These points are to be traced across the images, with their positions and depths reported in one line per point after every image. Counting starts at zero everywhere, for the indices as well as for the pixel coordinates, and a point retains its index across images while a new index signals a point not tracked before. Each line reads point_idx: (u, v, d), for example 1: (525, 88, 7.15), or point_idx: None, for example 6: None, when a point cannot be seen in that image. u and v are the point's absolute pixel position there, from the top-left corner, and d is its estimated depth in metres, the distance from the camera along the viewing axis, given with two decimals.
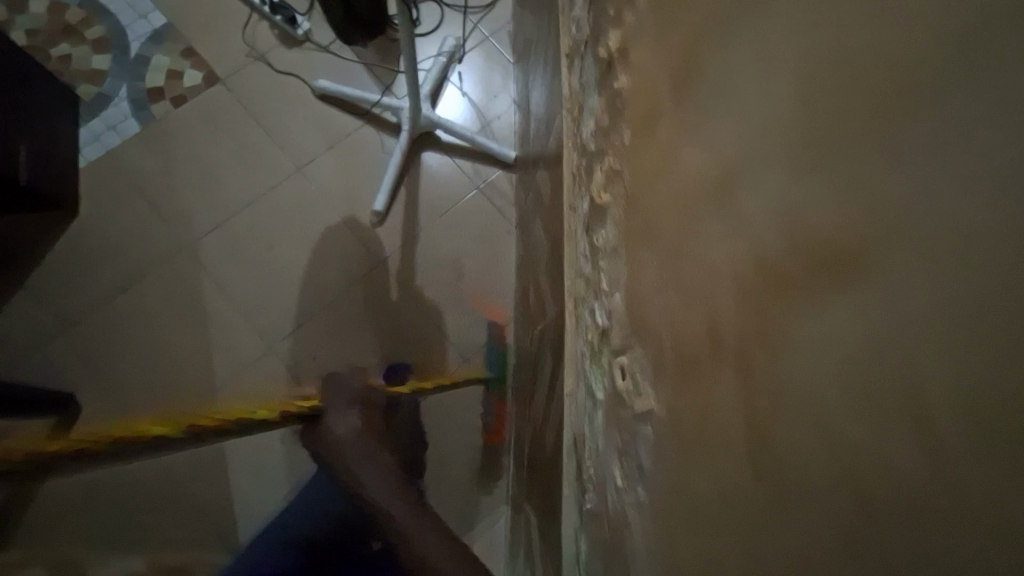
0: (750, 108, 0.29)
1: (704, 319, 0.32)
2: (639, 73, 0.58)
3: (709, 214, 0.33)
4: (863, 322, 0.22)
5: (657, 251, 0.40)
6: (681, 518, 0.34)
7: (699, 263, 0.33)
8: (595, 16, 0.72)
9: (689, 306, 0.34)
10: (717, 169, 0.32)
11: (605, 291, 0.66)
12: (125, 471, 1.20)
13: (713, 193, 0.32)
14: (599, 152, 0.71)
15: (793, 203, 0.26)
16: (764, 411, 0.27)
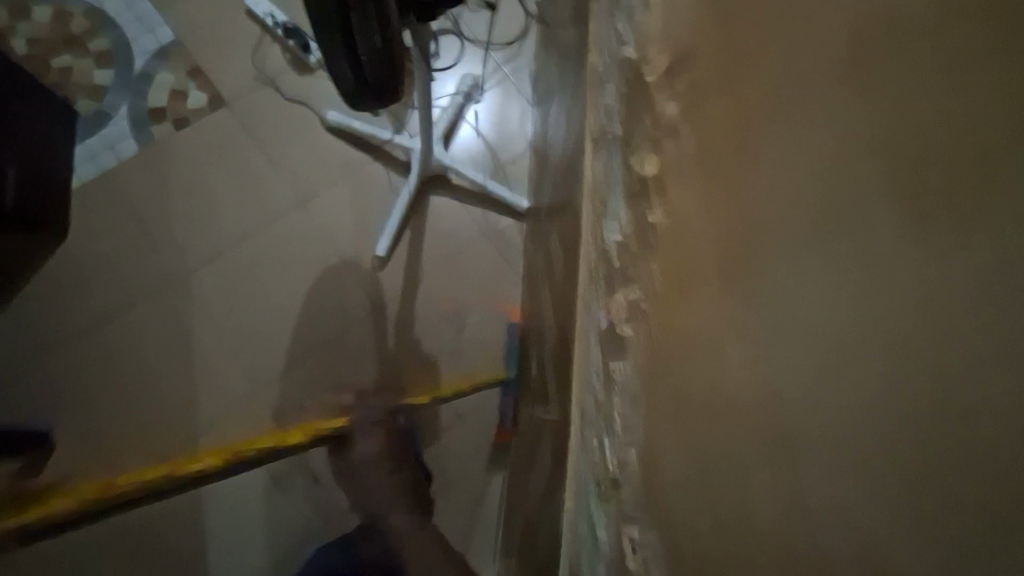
0: (834, 176, 0.31)
1: (765, 362, 0.37)
2: (677, 216, 0.52)
3: (781, 265, 0.37)
4: (893, 397, 0.27)
5: (727, 277, 0.43)
6: (701, 503, 0.42)
7: (767, 308, 0.38)
8: (630, 121, 0.66)
9: (753, 343, 0.39)
10: (798, 222, 0.35)
11: (619, 432, 0.61)
12: (93, 521, 1.14)
13: (786, 248, 0.36)
14: (624, 270, 0.65)
15: (859, 278, 0.29)
16: (805, 437, 0.32)
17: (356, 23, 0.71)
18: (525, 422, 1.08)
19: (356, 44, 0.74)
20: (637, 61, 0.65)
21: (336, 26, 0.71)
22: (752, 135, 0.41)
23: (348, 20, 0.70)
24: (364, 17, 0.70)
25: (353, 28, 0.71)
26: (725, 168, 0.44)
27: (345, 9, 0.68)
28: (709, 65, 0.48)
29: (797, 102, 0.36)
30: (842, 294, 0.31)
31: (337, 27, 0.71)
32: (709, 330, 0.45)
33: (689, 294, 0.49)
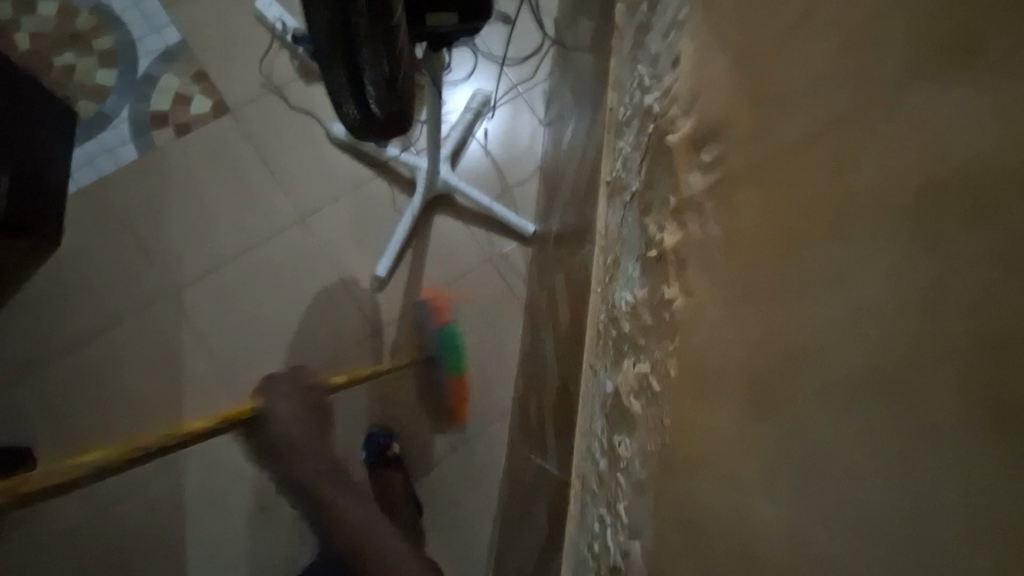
0: (877, 286, 0.29)
1: (781, 430, 0.36)
2: (699, 301, 0.48)
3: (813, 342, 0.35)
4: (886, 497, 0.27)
5: (753, 338, 0.40)
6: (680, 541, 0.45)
7: (791, 383, 0.36)
8: (651, 179, 0.62)
9: (772, 409, 0.37)
10: (840, 314, 0.32)
11: (623, 517, 0.57)
12: (73, 537, 1.12)
13: (825, 329, 0.33)
14: (635, 338, 0.61)
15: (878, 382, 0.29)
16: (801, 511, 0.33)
17: (364, 56, 0.67)
18: (521, 464, 1.04)
19: (363, 76, 0.70)
20: (662, 117, 0.61)
21: (343, 57, 0.66)
22: (794, 243, 0.37)
23: (356, 53, 0.66)
24: (373, 51, 0.66)
25: (361, 60, 0.67)
26: (759, 273, 0.41)
27: (352, 41, 0.64)
28: (745, 147, 0.44)
29: (854, 224, 0.32)
30: (895, 471, 0.28)
31: (342, 58, 0.67)
32: (732, 444, 0.42)
33: (708, 396, 0.45)
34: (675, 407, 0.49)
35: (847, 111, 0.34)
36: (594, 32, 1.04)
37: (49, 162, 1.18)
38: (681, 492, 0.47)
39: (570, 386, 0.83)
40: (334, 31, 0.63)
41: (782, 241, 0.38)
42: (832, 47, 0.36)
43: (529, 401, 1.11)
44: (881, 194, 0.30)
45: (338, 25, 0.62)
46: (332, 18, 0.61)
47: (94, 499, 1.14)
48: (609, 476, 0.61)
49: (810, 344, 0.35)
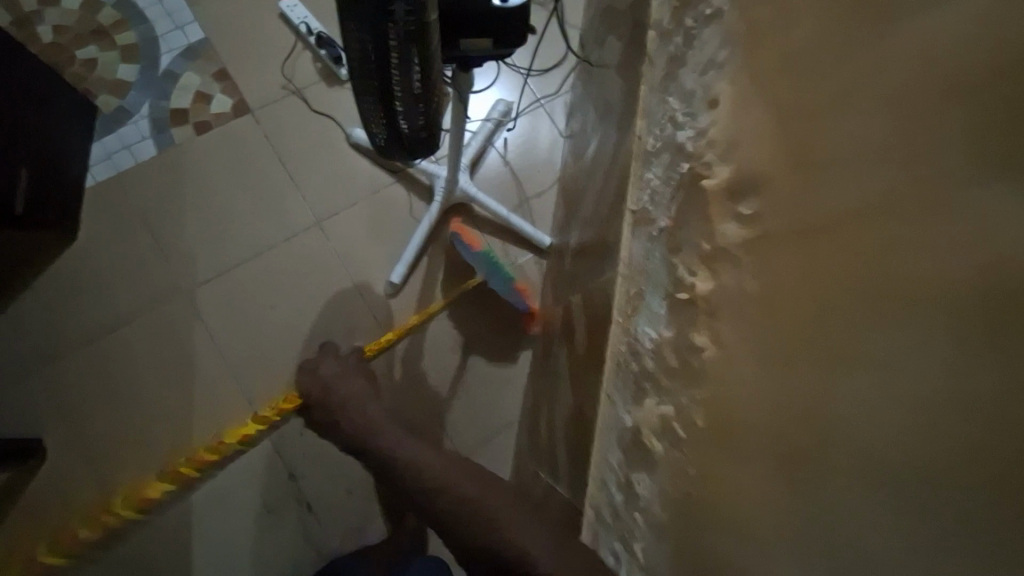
0: (932, 363, 0.31)
1: (812, 473, 0.39)
2: (731, 353, 0.49)
3: (856, 396, 0.36)
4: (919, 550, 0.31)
5: (791, 378, 0.42)
6: (704, 564, 0.48)
7: (832, 429, 0.37)
8: (682, 218, 0.62)
9: (805, 446, 0.39)
10: (883, 372, 0.34)
11: (639, 554, 0.58)
12: (80, 533, 1.13)
13: (867, 384, 0.35)
14: (656, 376, 0.62)
15: (929, 456, 0.30)
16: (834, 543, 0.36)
17: (397, 81, 0.67)
18: (529, 481, 1.05)
19: (394, 99, 0.70)
20: (696, 159, 0.61)
21: (376, 81, 0.66)
22: (840, 318, 0.38)
23: (390, 77, 0.66)
24: (407, 76, 0.66)
25: (394, 84, 0.67)
26: (800, 340, 0.41)
27: (387, 67, 0.64)
28: (788, 208, 0.44)
29: (902, 302, 0.33)
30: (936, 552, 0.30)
31: (375, 81, 0.66)
32: (765, 505, 0.43)
33: (741, 454, 0.46)
34: (703, 458, 0.50)
35: (901, 195, 0.34)
36: (622, 54, 1.03)
37: (68, 156, 1.17)
38: (708, 543, 0.48)
39: (584, 413, 0.84)
40: (370, 56, 0.63)
41: (826, 314, 0.39)
42: (887, 120, 0.35)
43: (539, 418, 1.12)
44: (939, 291, 0.31)
45: (374, 51, 0.62)
46: (369, 44, 0.61)
47: (101, 494, 1.15)
48: (626, 513, 0.62)
49: (856, 422, 0.36)
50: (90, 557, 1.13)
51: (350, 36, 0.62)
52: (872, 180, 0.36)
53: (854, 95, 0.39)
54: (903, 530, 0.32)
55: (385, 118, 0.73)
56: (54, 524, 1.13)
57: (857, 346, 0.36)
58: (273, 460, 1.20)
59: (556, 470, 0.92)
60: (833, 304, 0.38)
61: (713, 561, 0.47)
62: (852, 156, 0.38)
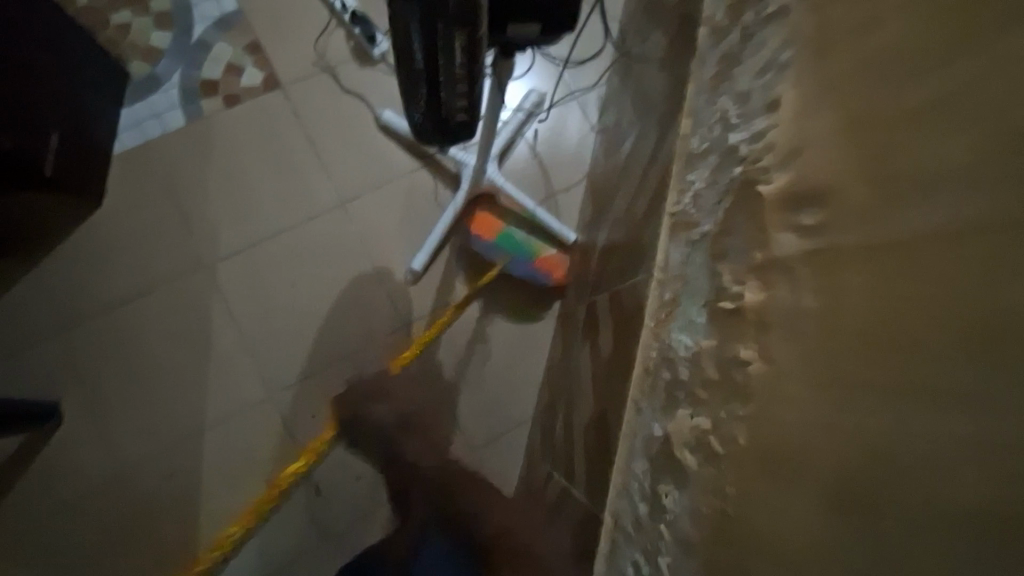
0: (1005, 395, 0.29)
1: (855, 492, 0.37)
2: (781, 369, 0.46)
3: (917, 420, 0.34)
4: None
5: (847, 396, 0.40)
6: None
7: (887, 452, 0.36)
8: (730, 224, 0.59)
9: (854, 464, 0.38)
10: (952, 398, 0.32)
11: (661, 568, 0.56)
12: (90, 500, 1.14)
13: (932, 408, 0.33)
14: (691, 386, 0.60)
15: (987, 492, 0.29)
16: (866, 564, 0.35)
17: (441, 63, 0.64)
18: (542, 482, 1.04)
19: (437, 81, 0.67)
20: (750, 163, 0.58)
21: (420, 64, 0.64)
22: (911, 348, 0.35)
23: (435, 61, 0.63)
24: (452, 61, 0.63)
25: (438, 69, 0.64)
26: (864, 367, 0.39)
27: (433, 49, 0.61)
28: (857, 223, 0.42)
29: (981, 329, 0.31)
30: None
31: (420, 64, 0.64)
32: (809, 537, 0.40)
33: (783, 473, 0.44)
34: (740, 476, 0.48)
35: (991, 219, 0.31)
36: (666, 49, 1.00)
37: (97, 122, 1.16)
38: (741, 568, 0.46)
39: (607, 418, 0.82)
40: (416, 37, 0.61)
41: (897, 342, 0.36)
42: (981, 129, 0.32)
43: (555, 418, 1.10)
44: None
45: (422, 32, 0.60)
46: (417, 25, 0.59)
47: (113, 464, 1.15)
48: (651, 527, 0.60)
49: (921, 459, 0.33)
50: (98, 525, 1.13)
51: (397, 15, 0.60)
52: (957, 196, 0.34)
53: (943, 107, 0.36)
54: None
55: (425, 102, 0.71)
56: (65, 490, 1.13)
57: (930, 380, 0.34)
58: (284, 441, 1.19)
59: (573, 473, 0.91)
60: (905, 333, 0.36)
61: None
62: (934, 172, 0.36)
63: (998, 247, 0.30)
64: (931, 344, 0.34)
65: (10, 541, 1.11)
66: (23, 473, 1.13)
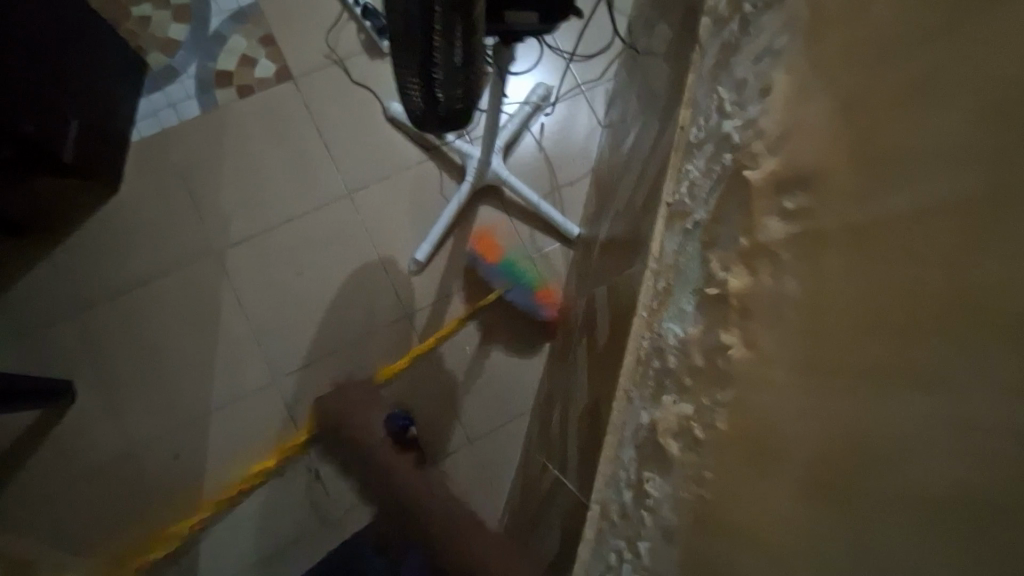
0: (978, 372, 0.29)
1: (822, 471, 0.38)
2: (761, 354, 0.46)
3: (886, 397, 0.34)
4: (915, 554, 0.30)
5: (821, 375, 0.40)
6: (703, 560, 0.47)
7: (854, 429, 0.36)
8: (721, 212, 0.59)
9: (821, 443, 0.38)
10: (922, 376, 0.32)
11: (642, 553, 0.56)
12: (101, 476, 1.17)
13: (901, 386, 0.33)
14: (677, 374, 0.60)
15: (955, 470, 0.29)
16: (831, 541, 0.36)
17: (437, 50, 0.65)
18: (538, 474, 1.04)
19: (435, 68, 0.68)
20: (741, 150, 0.57)
21: (418, 51, 0.65)
22: (890, 331, 0.35)
23: (431, 47, 0.64)
24: (448, 47, 0.64)
25: (434, 56, 0.65)
26: (842, 351, 0.38)
27: (429, 35, 0.62)
28: (839, 207, 0.41)
29: (959, 309, 0.30)
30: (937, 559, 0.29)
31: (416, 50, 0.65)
32: (786, 522, 0.40)
33: (755, 455, 0.44)
34: (719, 458, 0.48)
35: (973, 200, 0.30)
36: (671, 41, 1.00)
37: (115, 111, 1.20)
38: (718, 553, 0.45)
39: (599, 408, 0.82)
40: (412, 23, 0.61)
41: (876, 325, 0.36)
42: (961, 110, 0.32)
43: (552, 409, 1.10)
44: (1007, 308, 0.27)
45: (417, 17, 0.61)
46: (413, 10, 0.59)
47: (123, 442, 1.18)
48: (634, 513, 0.60)
49: (897, 443, 0.33)
50: (108, 501, 1.17)
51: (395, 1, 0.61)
52: (934, 175, 0.33)
53: (926, 86, 0.35)
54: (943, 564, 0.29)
55: (422, 90, 0.72)
56: (77, 467, 1.17)
57: (907, 362, 0.33)
58: (287, 426, 1.22)
59: (565, 463, 0.91)
60: (883, 315, 0.35)
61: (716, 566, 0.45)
62: (916, 151, 0.35)
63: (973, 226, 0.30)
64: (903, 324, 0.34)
65: (24, 514, 1.15)
66: (37, 450, 1.17)
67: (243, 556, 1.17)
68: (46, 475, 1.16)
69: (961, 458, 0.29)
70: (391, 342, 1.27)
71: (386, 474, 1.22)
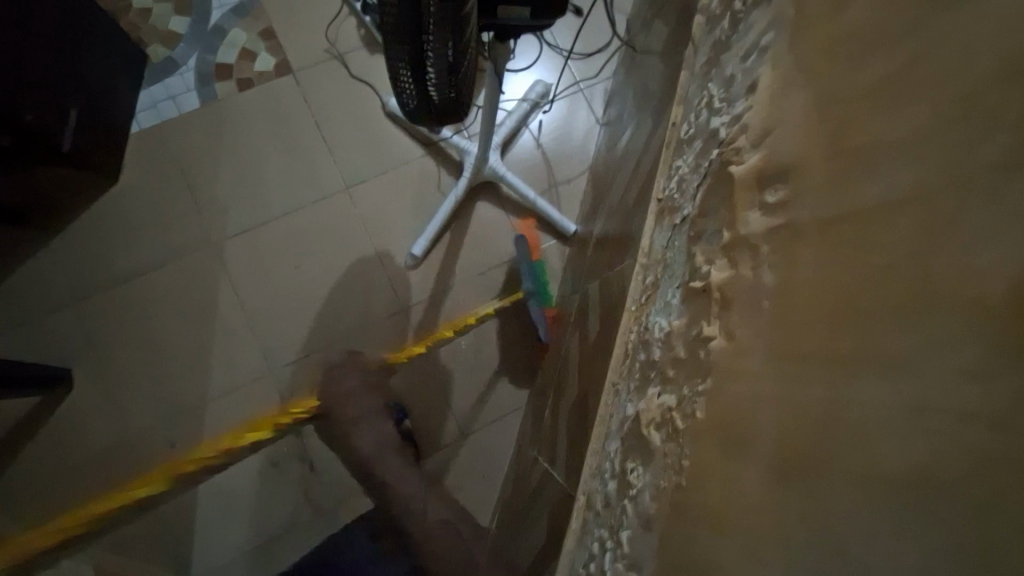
0: (937, 358, 0.30)
1: (788, 455, 0.39)
2: (739, 345, 0.47)
3: (850, 385, 0.35)
4: (871, 534, 0.31)
5: (790, 363, 0.41)
6: (677, 546, 0.48)
7: (820, 415, 0.37)
8: (706, 207, 0.60)
9: (789, 428, 0.39)
10: (883, 362, 0.33)
11: (622, 542, 0.57)
12: (96, 464, 1.18)
13: (865, 372, 0.34)
14: (661, 366, 0.60)
15: (911, 454, 0.30)
16: (795, 523, 0.37)
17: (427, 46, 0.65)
18: (529, 468, 1.05)
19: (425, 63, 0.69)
20: (727, 145, 0.58)
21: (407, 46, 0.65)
22: (858, 319, 0.35)
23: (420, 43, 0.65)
24: (439, 40, 0.65)
25: (425, 49, 0.66)
26: (813, 340, 0.39)
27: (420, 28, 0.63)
28: (815, 199, 0.42)
29: (919, 299, 0.31)
30: (891, 540, 0.30)
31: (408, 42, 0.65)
32: (755, 505, 0.41)
33: (727, 441, 0.45)
34: (696, 447, 0.49)
35: (935, 189, 0.31)
36: (666, 38, 1.00)
37: (115, 102, 1.21)
38: (692, 539, 0.46)
39: (587, 402, 0.83)
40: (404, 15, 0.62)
41: (846, 314, 0.37)
42: (926, 105, 0.33)
43: (544, 404, 1.11)
44: (967, 295, 0.28)
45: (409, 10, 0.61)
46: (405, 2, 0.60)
47: (119, 431, 1.20)
48: (616, 503, 0.61)
49: (862, 427, 0.33)
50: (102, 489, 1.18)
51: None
52: (901, 168, 0.34)
53: (897, 82, 0.36)
54: (902, 540, 0.30)
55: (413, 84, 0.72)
56: (74, 455, 1.18)
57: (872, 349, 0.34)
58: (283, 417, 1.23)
59: (554, 456, 0.92)
60: (853, 304, 0.36)
61: (689, 552, 0.46)
62: (886, 144, 0.36)
63: (932, 219, 0.31)
64: (867, 312, 0.35)
65: (20, 501, 1.16)
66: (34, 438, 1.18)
67: (236, 545, 1.18)
68: (42, 462, 1.18)
69: (921, 440, 0.30)
70: (387, 335, 1.28)
71: (380, 465, 1.23)
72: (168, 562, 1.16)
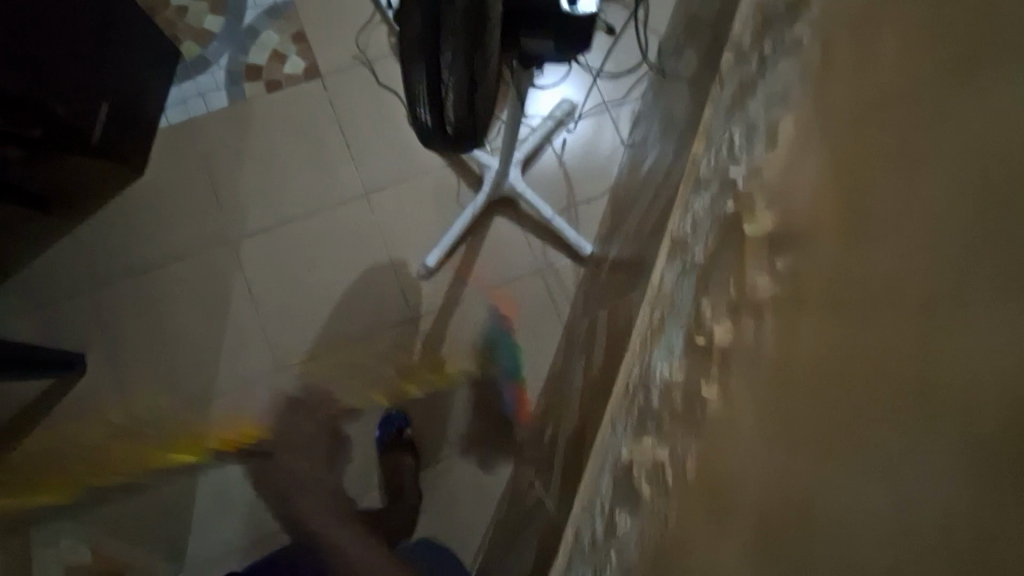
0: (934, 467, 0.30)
1: (759, 526, 0.39)
2: (733, 410, 0.45)
3: (832, 470, 0.35)
4: None
5: (771, 432, 0.40)
6: None
7: (796, 493, 0.36)
8: (717, 257, 0.58)
9: (762, 500, 0.39)
10: (873, 457, 0.33)
11: None
12: (103, 447, 1.21)
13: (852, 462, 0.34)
14: (657, 416, 0.59)
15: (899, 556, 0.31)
16: None
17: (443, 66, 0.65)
18: (524, 491, 1.04)
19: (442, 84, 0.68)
20: (741, 196, 0.57)
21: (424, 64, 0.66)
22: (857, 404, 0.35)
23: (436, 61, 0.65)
24: (455, 61, 0.64)
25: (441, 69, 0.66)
26: (815, 402, 0.38)
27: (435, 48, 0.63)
28: (816, 268, 0.41)
29: (918, 402, 0.31)
30: None
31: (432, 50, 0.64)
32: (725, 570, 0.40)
33: (704, 503, 0.44)
34: (680, 508, 0.48)
35: (947, 291, 0.32)
36: (694, 70, 0.99)
37: (146, 96, 1.23)
38: None
39: (585, 436, 0.81)
40: (425, 28, 0.61)
41: (855, 382, 0.35)
42: (949, 201, 0.33)
43: (544, 427, 1.10)
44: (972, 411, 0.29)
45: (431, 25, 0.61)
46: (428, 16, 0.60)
47: (126, 418, 1.22)
48: (602, 550, 0.59)
49: (838, 514, 0.34)
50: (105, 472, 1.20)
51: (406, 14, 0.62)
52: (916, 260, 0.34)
53: (919, 163, 0.35)
54: None
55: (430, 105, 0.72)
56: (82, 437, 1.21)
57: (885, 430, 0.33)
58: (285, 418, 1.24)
59: (549, 483, 0.91)
60: (865, 372, 0.35)
61: None
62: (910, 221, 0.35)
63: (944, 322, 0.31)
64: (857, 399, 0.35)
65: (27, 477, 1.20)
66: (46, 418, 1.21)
67: (225, 539, 1.19)
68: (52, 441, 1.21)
69: (907, 542, 0.30)
70: (393, 344, 1.29)
71: (378, 472, 1.23)
72: (162, 550, 1.18)
